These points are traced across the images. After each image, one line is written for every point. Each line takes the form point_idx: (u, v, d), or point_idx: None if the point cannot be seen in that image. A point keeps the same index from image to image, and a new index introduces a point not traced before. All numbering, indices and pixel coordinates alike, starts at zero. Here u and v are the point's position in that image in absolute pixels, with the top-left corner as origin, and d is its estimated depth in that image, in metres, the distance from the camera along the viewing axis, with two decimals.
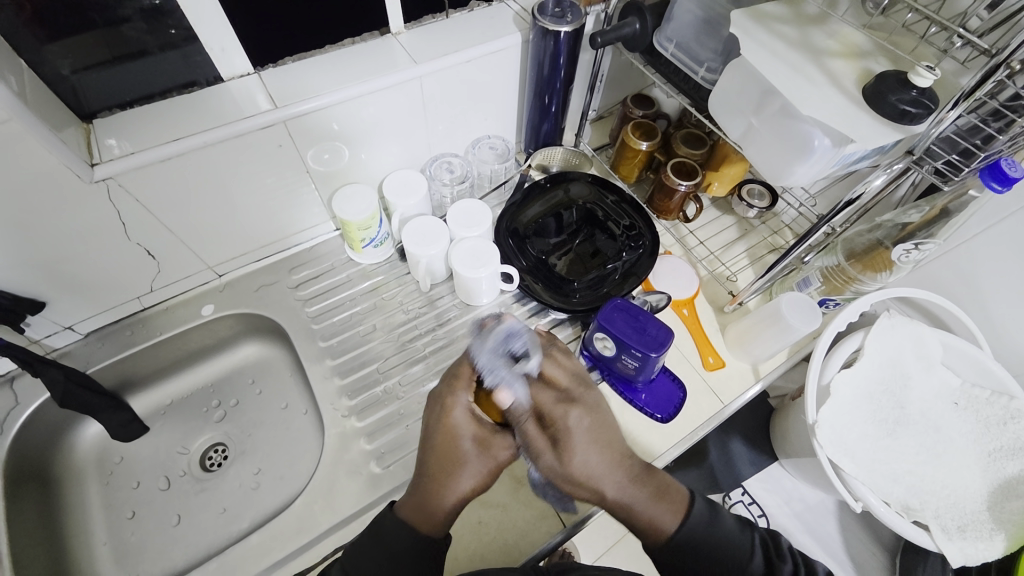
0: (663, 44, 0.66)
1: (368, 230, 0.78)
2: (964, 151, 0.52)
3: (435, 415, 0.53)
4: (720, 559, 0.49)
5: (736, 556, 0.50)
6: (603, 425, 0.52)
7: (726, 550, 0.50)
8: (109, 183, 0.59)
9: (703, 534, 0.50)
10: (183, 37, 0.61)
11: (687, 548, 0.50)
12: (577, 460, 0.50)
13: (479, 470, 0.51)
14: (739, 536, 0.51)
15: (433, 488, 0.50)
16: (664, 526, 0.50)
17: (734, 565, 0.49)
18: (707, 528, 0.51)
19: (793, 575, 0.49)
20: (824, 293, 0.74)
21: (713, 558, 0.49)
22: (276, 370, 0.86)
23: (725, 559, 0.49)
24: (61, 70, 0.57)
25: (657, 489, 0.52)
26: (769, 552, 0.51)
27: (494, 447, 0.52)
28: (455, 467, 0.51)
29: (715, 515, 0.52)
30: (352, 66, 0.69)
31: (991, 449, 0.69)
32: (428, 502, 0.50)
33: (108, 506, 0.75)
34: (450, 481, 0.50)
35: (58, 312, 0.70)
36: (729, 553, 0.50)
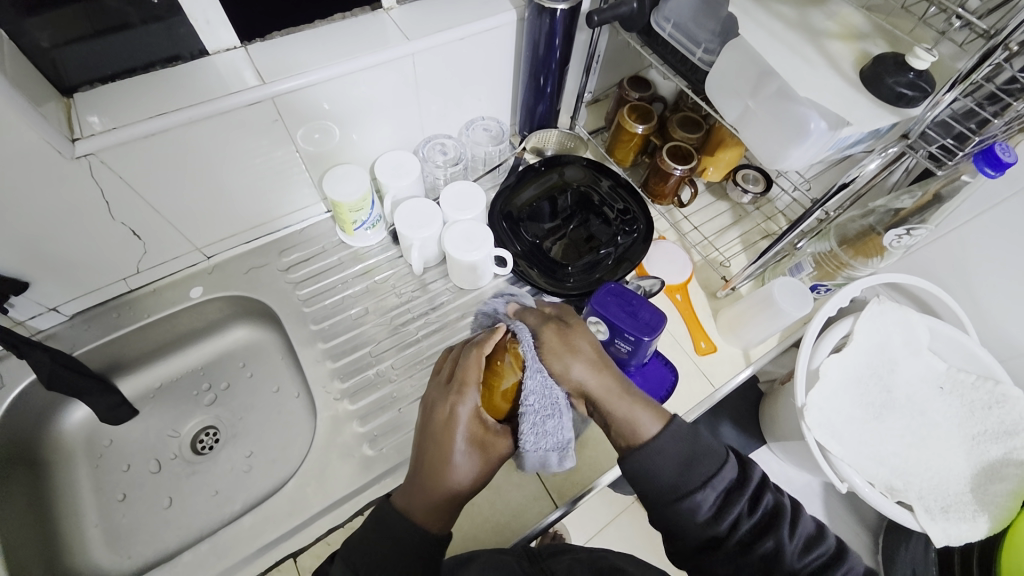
0: (660, 24, 0.65)
1: (360, 212, 0.77)
2: (958, 135, 0.53)
3: (438, 419, 0.51)
4: (692, 470, 0.49)
5: (709, 470, 0.49)
6: (593, 339, 0.57)
7: (700, 464, 0.49)
8: (92, 160, 0.57)
9: (680, 447, 0.49)
10: (166, 9, 0.58)
11: (658, 458, 0.49)
12: (575, 337, 0.55)
13: (481, 472, 0.50)
14: (716, 455, 0.50)
15: (436, 491, 0.49)
16: (646, 420, 0.51)
17: (706, 475, 0.48)
18: (684, 442, 0.50)
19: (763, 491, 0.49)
20: (816, 279, 0.74)
21: (684, 470, 0.49)
22: (267, 353, 0.85)
23: (698, 473, 0.49)
24: (38, 42, 0.55)
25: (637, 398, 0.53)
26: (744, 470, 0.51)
27: (495, 447, 0.51)
28: (454, 472, 0.49)
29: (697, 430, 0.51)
30: (342, 43, 0.68)
31: (975, 432, 0.70)
32: (433, 504, 0.49)
33: (98, 489, 0.74)
34: (456, 483, 0.49)
35: (42, 293, 0.69)
36: (702, 466, 0.49)
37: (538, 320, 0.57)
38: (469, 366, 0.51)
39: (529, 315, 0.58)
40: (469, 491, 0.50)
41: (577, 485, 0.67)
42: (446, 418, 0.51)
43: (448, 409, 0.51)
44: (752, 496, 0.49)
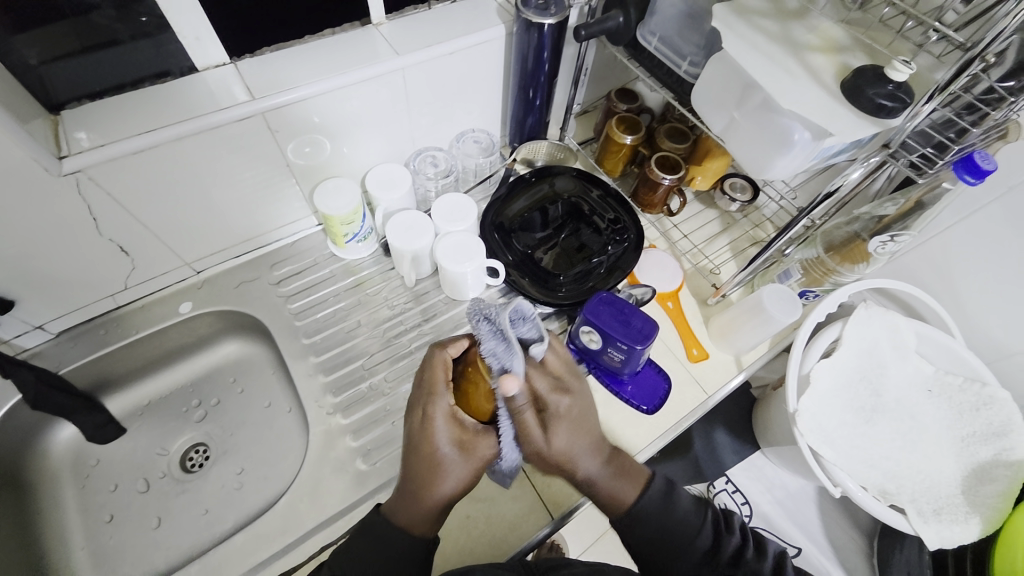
0: (646, 37, 0.66)
1: (351, 225, 0.77)
2: (938, 145, 0.54)
3: (414, 425, 0.50)
4: (668, 532, 0.52)
5: (684, 533, 0.52)
6: (587, 412, 0.52)
7: (676, 525, 0.52)
8: (79, 176, 0.57)
9: (658, 510, 0.52)
10: (154, 25, 0.59)
11: (640, 534, 0.52)
12: (559, 443, 0.50)
13: (467, 474, 0.49)
14: (691, 515, 0.53)
15: (420, 501, 0.49)
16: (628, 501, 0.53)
17: (681, 539, 0.51)
18: (661, 506, 0.53)
19: (739, 549, 0.52)
20: (805, 285, 0.76)
21: (666, 534, 0.51)
22: (258, 368, 0.84)
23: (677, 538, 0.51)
24: (27, 60, 0.55)
25: (622, 469, 0.54)
26: (720, 529, 0.53)
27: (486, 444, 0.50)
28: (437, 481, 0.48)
29: (671, 494, 0.54)
30: (333, 57, 0.68)
31: (964, 434, 0.71)
32: (414, 510, 0.49)
33: (84, 510, 0.73)
34: (438, 491, 0.48)
35: (27, 311, 0.68)
36: (680, 528, 0.52)
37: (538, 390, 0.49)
38: (435, 367, 0.51)
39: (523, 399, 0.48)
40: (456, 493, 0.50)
41: (570, 496, 0.67)
42: (420, 424, 0.49)
43: (422, 414, 0.50)
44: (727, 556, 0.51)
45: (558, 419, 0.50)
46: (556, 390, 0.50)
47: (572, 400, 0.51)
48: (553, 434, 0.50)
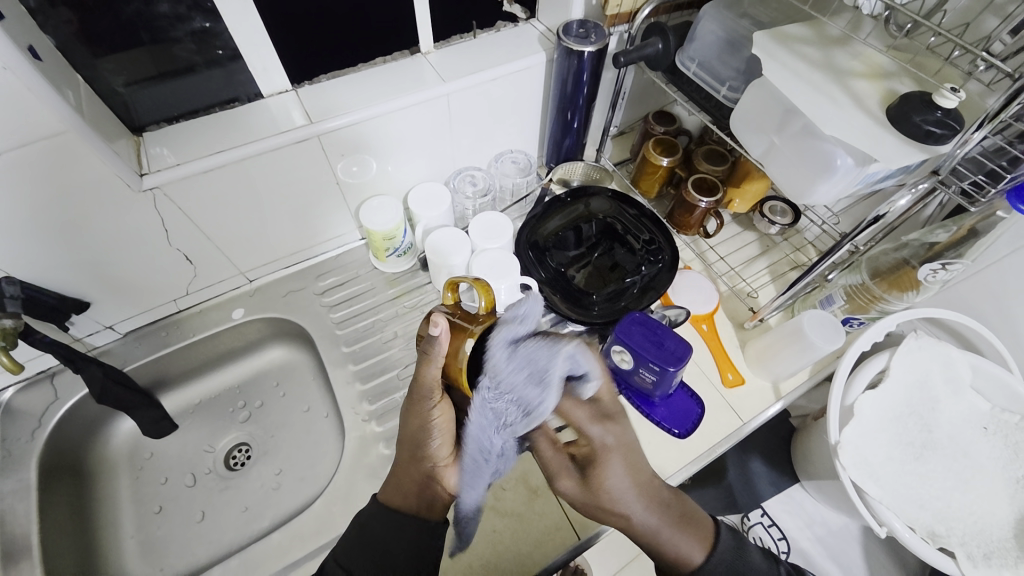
0: (685, 64, 0.67)
1: (392, 241, 0.81)
2: (990, 173, 0.51)
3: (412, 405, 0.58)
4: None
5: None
6: (636, 454, 0.54)
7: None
8: (155, 192, 0.63)
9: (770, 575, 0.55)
10: (227, 56, 0.65)
11: None
12: (607, 476, 0.52)
13: (422, 428, 0.53)
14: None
15: (404, 465, 0.55)
16: (690, 555, 0.51)
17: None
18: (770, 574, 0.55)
19: None
20: (848, 312, 0.73)
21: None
22: (300, 373, 0.89)
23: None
24: (114, 86, 0.62)
25: (683, 514, 0.53)
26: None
27: (422, 389, 0.52)
28: (406, 450, 0.54)
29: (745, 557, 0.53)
30: (383, 84, 0.72)
31: (1020, 476, 0.67)
32: (401, 476, 0.55)
33: (137, 501, 0.78)
34: (411, 448, 0.54)
35: (100, 312, 0.74)
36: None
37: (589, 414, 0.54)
38: None
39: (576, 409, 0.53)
40: (424, 456, 0.53)
41: None
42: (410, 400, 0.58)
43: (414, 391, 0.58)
44: None
45: (601, 455, 0.53)
46: (597, 419, 0.54)
47: (616, 432, 0.54)
48: (597, 460, 0.53)
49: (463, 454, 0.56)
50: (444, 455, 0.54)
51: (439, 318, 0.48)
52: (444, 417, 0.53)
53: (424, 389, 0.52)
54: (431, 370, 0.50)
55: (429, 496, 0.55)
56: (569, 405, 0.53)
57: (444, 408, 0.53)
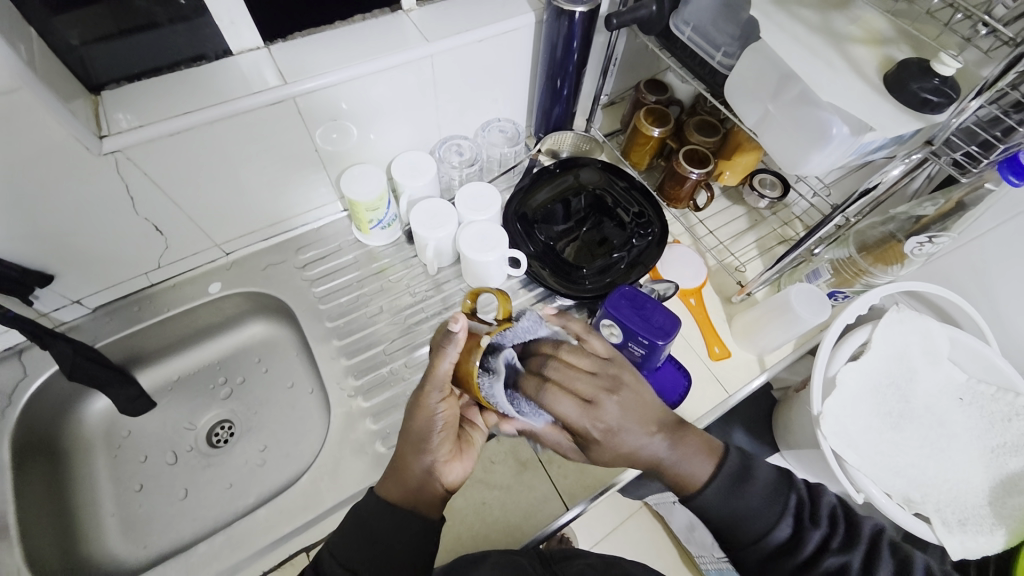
0: (679, 27, 0.65)
1: (375, 211, 0.78)
2: (983, 143, 0.52)
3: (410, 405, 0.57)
4: (749, 520, 0.51)
5: (761, 523, 0.51)
6: (641, 405, 0.51)
7: (755, 517, 0.51)
8: (118, 156, 0.59)
9: (735, 502, 0.51)
10: (191, 9, 0.60)
11: (716, 506, 0.51)
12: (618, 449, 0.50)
13: (429, 417, 0.52)
14: (773, 504, 0.51)
15: (403, 470, 0.52)
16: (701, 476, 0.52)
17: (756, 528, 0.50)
18: (738, 504, 0.51)
19: (822, 542, 0.49)
20: (834, 286, 0.73)
21: (743, 522, 0.51)
22: (282, 349, 0.86)
23: (753, 526, 0.51)
24: (69, 40, 0.57)
25: (686, 446, 0.52)
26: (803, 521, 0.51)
27: (432, 379, 0.51)
28: (408, 443, 0.52)
29: (747, 487, 0.51)
30: (364, 43, 0.69)
31: (994, 445, 0.69)
32: (399, 478, 0.52)
33: (116, 479, 0.76)
34: (414, 449, 0.52)
35: (66, 286, 0.70)
36: (755, 521, 0.51)
37: (575, 406, 0.48)
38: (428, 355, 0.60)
39: (565, 407, 0.47)
40: (428, 452, 0.51)
41: (587, 488, 0.67)
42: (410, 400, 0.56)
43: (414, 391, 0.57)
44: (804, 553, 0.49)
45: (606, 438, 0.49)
46: (587, 410, 0.48)
47: (614, 407, 0.49)
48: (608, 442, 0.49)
49: (461, 452, 0.54)
50: (445, 450, 0.52)
51: (461, 317, 0.48)
52: (451, 411, 0.52)
53: (435, 380, 0.51)
54: (447, 366, 0.50)
55: (428, 496, 0.51)
56: (560, 401, 0.47)
57: (451, 405, 0.53)
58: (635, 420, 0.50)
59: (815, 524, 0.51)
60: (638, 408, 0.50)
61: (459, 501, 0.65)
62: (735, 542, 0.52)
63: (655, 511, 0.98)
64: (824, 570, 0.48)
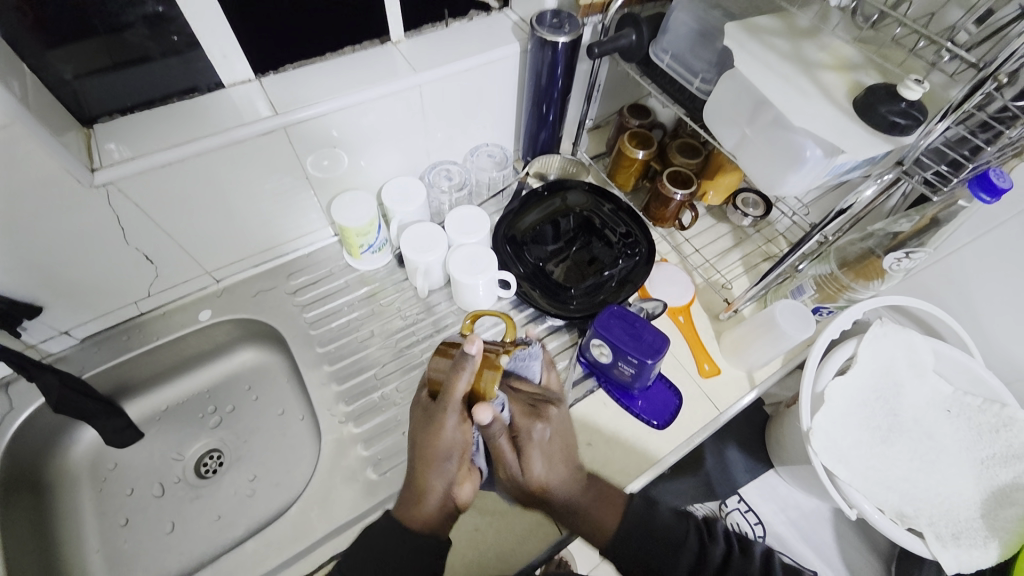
0: (659, 55, 0.67)
1: (367, 236, 0.79)
2: (952, 162, 0.54)
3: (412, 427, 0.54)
4: (664, 540, 0.56)
5: (677, 538, 0.56)
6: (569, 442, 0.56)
7: (669, 534, 0.56)
8: (110, 188, 0.60)
9: (649, 521, 0.56)
10: (185, 44, 0.61)
11: (636, 535, 0.55)
12: (536, 465, 0.53)
13: (448, 444, 0.50)
14: (678, 523, 0.57)
15: (424, 493, 0.52)
16: (608, 526, 0.55)
17: (673, 548, 0.55)
18: (650, 522, 0.56)
19: (726, 552, 0.55)
20: (818, 301, 0.75)
21: (663, 542, 0.56)
22: (273, 375, 0.86)
23: (670, 542, 0.56)
24: (62, 75, 0.58)
25: (598, 493, 0.57)
26: (705, 536, 0.57)
27: (451, 404, 0.49)
28: (427, 468, 0.51)
29: (654, 509, 0.58)
30: (354, 73, 0.70)
31: (984, 456, 0.70)
32: (417, 501, 0.52)
33: (101, 513, 0.74)
34: (433, 475, 0.51)
35: (54, 316, 0.70)
36: (672, 539, 0.56)
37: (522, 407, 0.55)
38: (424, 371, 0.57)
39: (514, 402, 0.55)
40: (450, 474, 0.51)
41: None
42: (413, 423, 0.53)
43: (416, 410, 0.54)
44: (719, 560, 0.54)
45: (529, 445, 0.53)
46: (529, 413, 0.55)
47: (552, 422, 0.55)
48: (528, 452, 0.53)
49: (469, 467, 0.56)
50: (461, 471, 0.53)
51: (479, 338, 0.47)
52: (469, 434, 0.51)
53: (453, 405, 0.49)
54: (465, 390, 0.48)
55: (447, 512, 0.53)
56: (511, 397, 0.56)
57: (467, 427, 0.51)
58: (558, 450, 0.55)
59: (716, 539, 0.56)
60: (564, 442, 0.56)
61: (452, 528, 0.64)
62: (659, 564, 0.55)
63: None
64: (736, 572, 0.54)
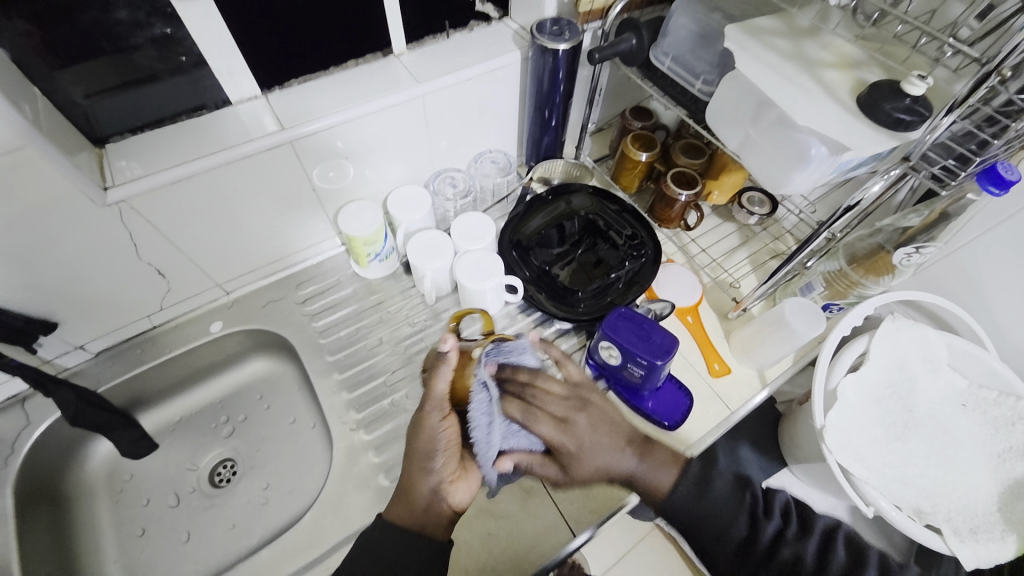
0: (660, 58, 0.68)
1: (373, 245, 0.79)
2: (959, 157, 0.53)
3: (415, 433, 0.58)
4: (708, 522, 0.54)
5: (723, 519, 0.54)
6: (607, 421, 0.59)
7: (715, 513, 0.54)
8: (121, 204, 0.61)
9: (696, 501, 0.55)
10: (191, 63, 0.63)
11: (683, 506, 0.54)
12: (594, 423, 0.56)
13: (432, 437, 0.54)
14: (729, 501, 0.54)
15: (413, 493, 0.54)
16: (664, 487, 0.55)
17: (717, 528, 0.54)
18: (696, 500, 0.55)
19: (776, 533, 0.53)
20: (828, 298, 0.74)
21: (707, 520, 0.54)
22: (284, 385, 0.87)
23: (719, 521, 0.54)
24: (73, 97, 0.59)
25: (654, 456, 0.57)
26: (758, 514, 0.54)
27: (430, 401, 0.55)
28: (417, 465, 0.54)
29: (708, 486, 0.55)
30: (358, 86, 0.71)
31: (1001, 450, 0.69)
32: (407, 501, 0.54)
33: (118, 525, 0.75)
34: (423, 473, 0.53)
35: (69, 332, 0.71)
36: (718, 517, 0.54)
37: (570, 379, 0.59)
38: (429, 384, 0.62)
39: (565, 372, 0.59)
40: (434, 470, 0.53)
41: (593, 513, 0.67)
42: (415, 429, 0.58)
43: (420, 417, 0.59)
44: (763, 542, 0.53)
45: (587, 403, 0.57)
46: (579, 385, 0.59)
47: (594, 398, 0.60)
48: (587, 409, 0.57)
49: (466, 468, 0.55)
50: (451, 469, 0.53)
51: (450, 336, 0.55)
52: (453, 430, 0.54)
53: (433, 400, 0.54)
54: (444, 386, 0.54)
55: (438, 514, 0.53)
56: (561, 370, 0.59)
57: (452, 424, 0.54)
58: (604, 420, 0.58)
59: (768, 517, 0.54)
60: (606, 427, 0.56)
61: (464, 533, 0.65)
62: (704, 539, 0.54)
63: (666, 533, 0.96)
64: (779, 561, 0.52)
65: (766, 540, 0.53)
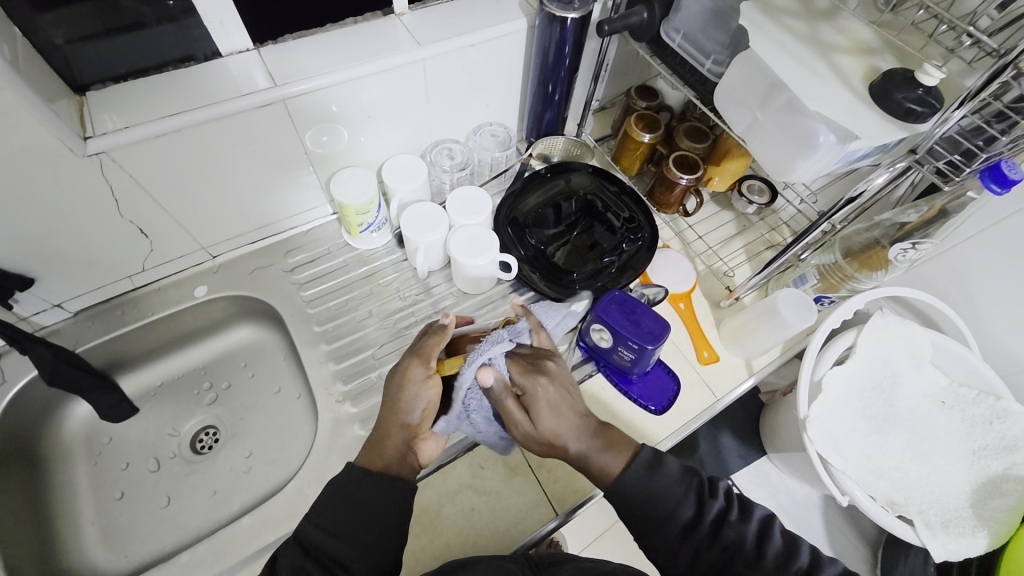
0: (670, 34, 0.66)
1: (366, 215, 0.77)
2: (965, 152, 0.53)
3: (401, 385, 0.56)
4: (652, 504, 0.50)
5: (670, 502, 0.50)
6: (572, 398, 0.54)
7: (662, 495, 0.50)
8: (102, 157, 0.58)
9: (644, 484, 0.50)
10: (180, 9, 0.59)
11: (632, 495, 0.50)
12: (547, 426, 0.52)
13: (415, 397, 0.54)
14: (678, 480, 0.51)
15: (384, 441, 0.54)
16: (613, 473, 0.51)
17: (660, 514, 0.49)
18: (643, 483, 0.50)
19: (723, 510, 0.50)
20: (820, 291, 0.75)
21: (650, 504, 0.50)
22: (269, 354, 0.85)
23: (664, 504, 0.49)
24: (52, 39, 0.55)
25: (609, 437, 0.54)
26: (706, 491, 0.51)
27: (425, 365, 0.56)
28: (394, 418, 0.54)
29: (656, 467, 0.51)
30: (356, 46, 0.68)
31: (976, 447, 0.70)
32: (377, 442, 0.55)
33: (96, 487, 0.74)
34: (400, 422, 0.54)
35: (46, 289, 0.69)
36: (665, 497, 0.50)
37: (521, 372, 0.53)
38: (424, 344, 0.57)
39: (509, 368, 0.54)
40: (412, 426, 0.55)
41: (576, 492, 0.67)
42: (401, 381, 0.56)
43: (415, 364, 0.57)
44: (708, 521, 0.49)
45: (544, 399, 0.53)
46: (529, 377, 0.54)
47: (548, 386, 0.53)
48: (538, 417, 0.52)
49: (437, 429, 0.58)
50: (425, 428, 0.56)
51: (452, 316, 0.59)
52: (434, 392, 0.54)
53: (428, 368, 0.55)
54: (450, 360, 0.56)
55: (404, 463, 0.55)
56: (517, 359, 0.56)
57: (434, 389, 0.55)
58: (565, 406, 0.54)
59: (716, 494, 0.51)
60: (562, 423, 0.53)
61: (449, 508, 0.65)
62: (645, 527, 0.50)
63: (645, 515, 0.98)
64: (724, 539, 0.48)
65: (711, 517, 0.49)
